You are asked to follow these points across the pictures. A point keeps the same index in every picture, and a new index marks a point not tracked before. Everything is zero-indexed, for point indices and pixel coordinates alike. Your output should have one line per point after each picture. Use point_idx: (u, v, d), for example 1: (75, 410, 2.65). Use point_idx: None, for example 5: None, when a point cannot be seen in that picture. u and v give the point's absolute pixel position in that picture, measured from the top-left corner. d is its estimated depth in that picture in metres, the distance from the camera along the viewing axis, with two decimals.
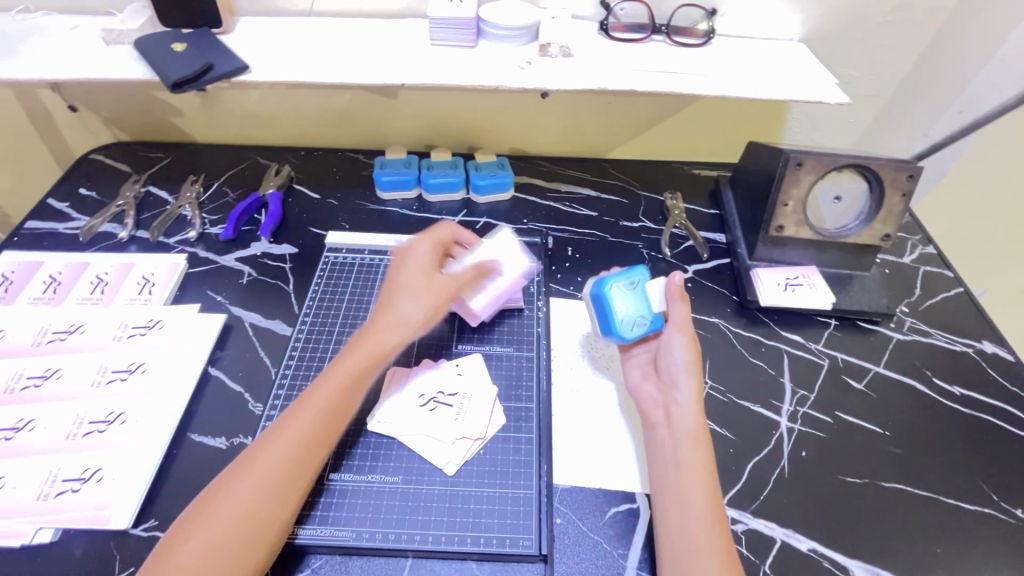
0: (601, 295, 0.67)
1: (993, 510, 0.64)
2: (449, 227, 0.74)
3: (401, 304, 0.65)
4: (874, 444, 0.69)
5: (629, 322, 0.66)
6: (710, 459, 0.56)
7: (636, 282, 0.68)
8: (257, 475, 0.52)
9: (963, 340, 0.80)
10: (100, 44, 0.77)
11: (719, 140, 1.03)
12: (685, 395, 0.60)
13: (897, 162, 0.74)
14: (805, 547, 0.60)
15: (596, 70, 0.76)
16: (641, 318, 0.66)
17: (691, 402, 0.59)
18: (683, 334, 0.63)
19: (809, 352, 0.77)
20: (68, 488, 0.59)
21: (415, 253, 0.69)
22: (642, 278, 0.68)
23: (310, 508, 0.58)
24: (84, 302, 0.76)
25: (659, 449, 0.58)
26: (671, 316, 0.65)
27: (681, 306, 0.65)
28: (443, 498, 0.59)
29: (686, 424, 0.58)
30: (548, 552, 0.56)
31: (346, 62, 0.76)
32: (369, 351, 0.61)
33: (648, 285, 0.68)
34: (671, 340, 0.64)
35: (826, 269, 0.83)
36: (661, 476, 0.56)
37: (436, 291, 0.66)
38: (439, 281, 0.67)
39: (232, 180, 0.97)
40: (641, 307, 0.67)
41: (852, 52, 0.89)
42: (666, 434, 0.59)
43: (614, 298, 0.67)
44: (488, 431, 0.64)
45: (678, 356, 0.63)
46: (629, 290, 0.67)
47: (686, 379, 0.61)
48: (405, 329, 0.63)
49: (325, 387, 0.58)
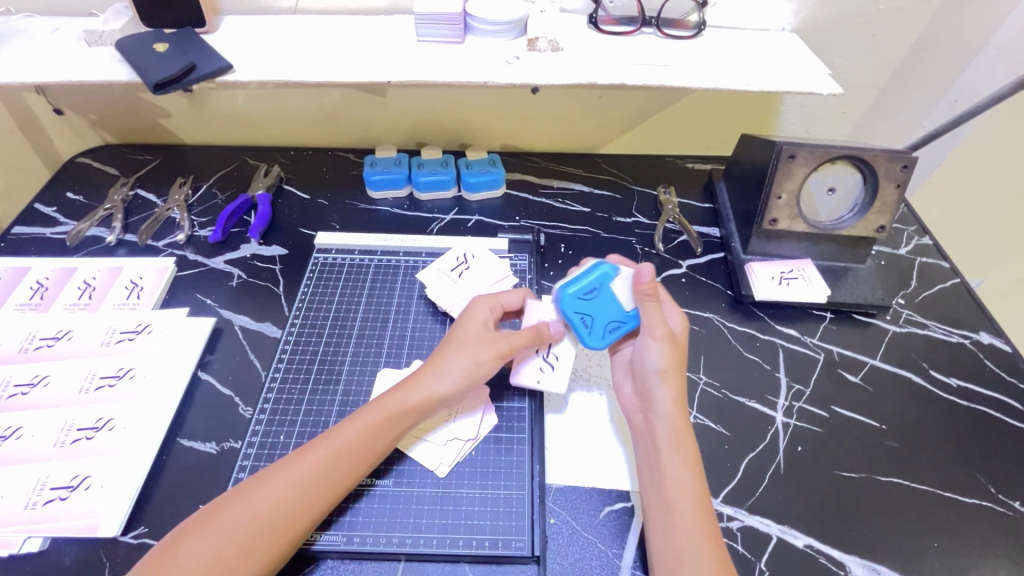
0: (563, 308, 0.63)
1: (991, 503, 0.63)
2: (519, 293, 0.68)
3: (450, 360, 0.60)
4: (870, 438, 0.68)
5: (600, 330, 0.63)
6: (694, 460, 0.56)
7: (600, 284, 0.63)
8: (260, 501, 0.50)
9: (959, 331, 0.79)
10: (82, 46, 0.76)
11: (712, 133, 1.02)
12: (661, 400, 0.59)
13: (891, 152, 0.73)
14: (801, 544, 0.60)
15: (585, 65, 0.76)
16: (613, 321, 0.63)
17: (669, 404, 0.58)
18: (659, 341, 0.60)
19: (804, 346, 0.76)
20: (56, 496, 0.58)
21: (475, 311, 0.64)
22: (606, 279, 0.64)
23: (338, 514, 0.57)
24: (71, 307, 0.75)
25: (645, 454, 0.58)
26: (645, 321, 0.61)
27: (650, 306, 0.61)
28: (434, 501, 0.59)
29: (667, 427, 0.57)
30: (541, 553, 0.55)
31: (333, 60, 0.75)
32: (407, 403, 0.57)
33: (614, 284, 0.64)
34: (644, 345, 0.61)
35: (821, 262, 0.82)
36: (647, 481, 0.56)
37: (489, 349, 0.61)
38: (495, 340, 0.61)
39: (221, 181, 0.96)
40: (609, 311, 0.63)
41: (844, 42, 0.88)
42: (649, 438, 0.58)
43: (578, 310, 0.63)
44: (479, 432, 0.63)
45: (651, 361, 0.60)
46: (592, 295, 0.63)
47: (659, 383, 0.59)
48: (445, 387, 0.59)
49: (350, 428, 0.56)
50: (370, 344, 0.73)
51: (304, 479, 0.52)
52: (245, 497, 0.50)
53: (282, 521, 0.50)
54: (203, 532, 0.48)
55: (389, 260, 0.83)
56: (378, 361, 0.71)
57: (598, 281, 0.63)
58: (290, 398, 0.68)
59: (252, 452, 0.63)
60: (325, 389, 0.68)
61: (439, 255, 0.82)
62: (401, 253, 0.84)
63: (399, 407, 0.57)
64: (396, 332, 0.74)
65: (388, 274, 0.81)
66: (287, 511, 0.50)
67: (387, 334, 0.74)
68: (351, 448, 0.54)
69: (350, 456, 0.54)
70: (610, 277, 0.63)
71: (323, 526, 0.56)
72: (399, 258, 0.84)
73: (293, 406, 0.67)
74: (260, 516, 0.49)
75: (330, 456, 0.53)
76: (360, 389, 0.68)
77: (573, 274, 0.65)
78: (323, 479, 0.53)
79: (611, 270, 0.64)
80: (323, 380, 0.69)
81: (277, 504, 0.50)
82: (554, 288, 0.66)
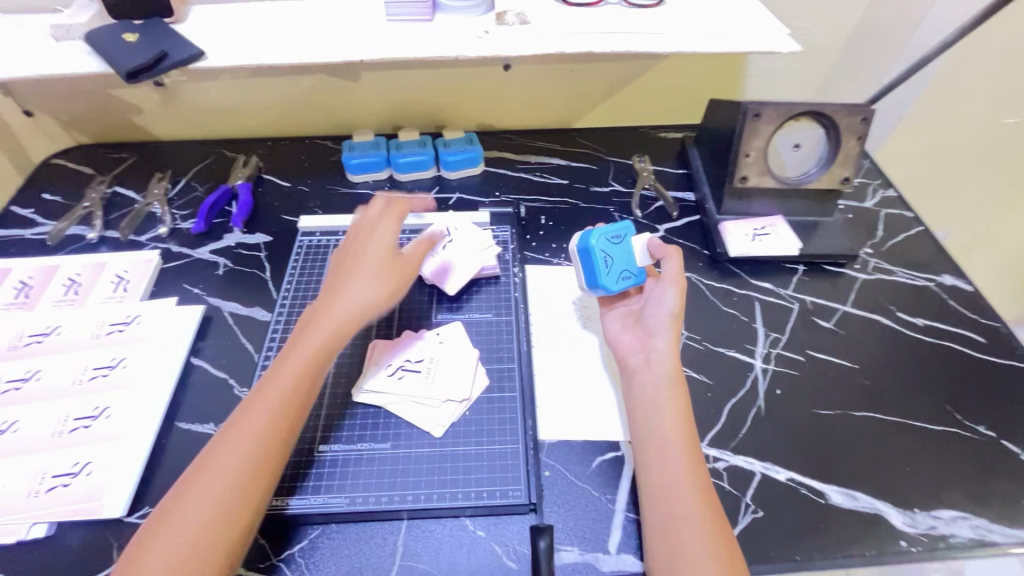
0: (592, 246, 0.68)
1: (957, 429, 0.67)
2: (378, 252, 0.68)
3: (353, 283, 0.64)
4: (843, 377, 0.72)
5: (616, 275, 0.68)
6: (687, 402, 0.59)
7: (624, 235, 0.70)
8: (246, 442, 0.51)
9: (924, 275, 0.83)
10: (49, 41, 0.76)
11: (682, 101, 1.04)
12: (663, 345, 0.63)
13: (851, 106, 0.77)
14: (783, 477, 0.63)
15: (554, 36, 0.77)
16: (627, 271, 0.69)
17: (669, 349, 0.62)
18: (676, 288, 0.65)
19: (778, 298, 0.80)
20: (58, 483, 0.59)
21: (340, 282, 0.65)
22: (629, 231, 0.70)
23: (313, 479, 0.59)
24: (58, 304, 0.75)
25: (641, 392, 0.60)
26: (664, 272, 0.67)
27: (673, 260, 0.67)
28: (433, 459, 0.61)
29: (664, 369, 0.61)
30: (537, 501, 0.58)
31: (305, 43, 0.76)
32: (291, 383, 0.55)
33: (634, 239, 0.70)
34: (661, 293, 0.66)
35: (792, 217, 0.86)
36: (641, 418, 0.59)
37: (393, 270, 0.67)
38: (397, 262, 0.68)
39: (200, 174, 0.96)
40: (627, 261, 0.69)
41: (802, 4, 0.91)
42: (645, 378, 0.61)
43: (604, 250, 0.68)
44: (471, 393, 0.65)
45: (666, 307, 0.65)
46: (616, 241, 0.69)
47: (667, 328, 0.63)
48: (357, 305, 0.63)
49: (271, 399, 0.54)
50: None
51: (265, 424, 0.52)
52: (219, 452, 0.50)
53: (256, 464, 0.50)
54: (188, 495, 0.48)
55: None
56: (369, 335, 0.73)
57: (622, 232, 0.70)
58: None
59: None
60: None
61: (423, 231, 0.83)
62: None
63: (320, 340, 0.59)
64: None
65: None
66: (262, 457, 0.51)
67: None
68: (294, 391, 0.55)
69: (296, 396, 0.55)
70: (632, 231, 0.70)
71: (310, 488, 0.58)
72: None
73: None
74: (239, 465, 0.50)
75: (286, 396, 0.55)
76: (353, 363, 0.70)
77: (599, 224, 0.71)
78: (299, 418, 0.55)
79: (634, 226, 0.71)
80: None
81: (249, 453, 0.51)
82: (580, 231, 0.71)
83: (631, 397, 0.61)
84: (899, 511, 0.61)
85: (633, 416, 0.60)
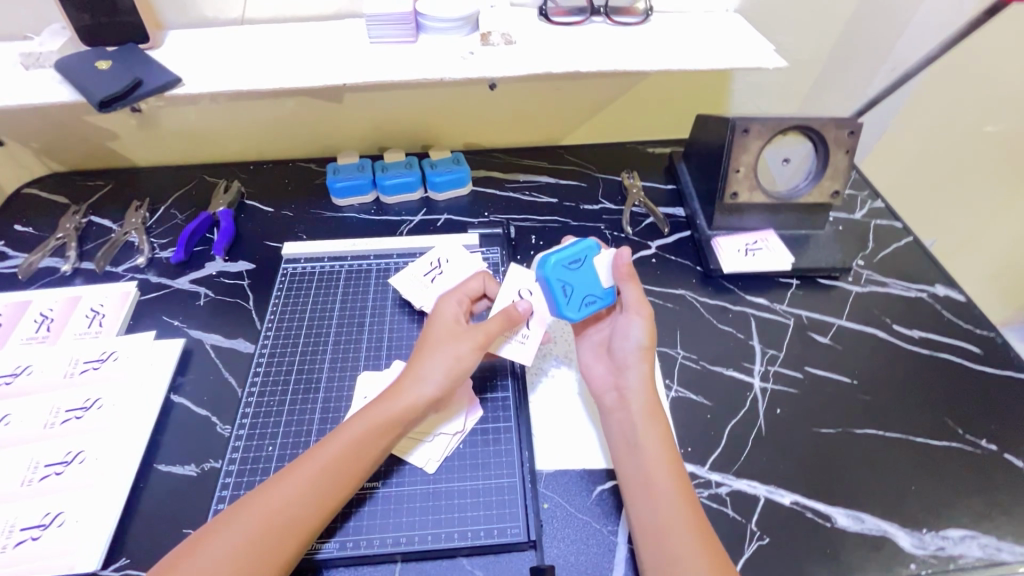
0: (547, 275, 0.62)
1: (960, 443, 0.66)
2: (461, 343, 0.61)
3: (430, 361, 0.59)
4: (843, 394, 0.70)
5: (578, 302, 0.63)
6: (668, 435, 0.57)
7: (584, 257, 0.64)
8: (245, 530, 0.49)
9: (917, 286, 0.83)
10: (19, 70, 0.73)
11: (669, 117, 1.04)
12: (636, 377, 0.60)
13: (838, 120, 0.77)
14: (788, 501, 0.61)
15: (540, 55, 0.77)
16: (592, 295, 0.64)
17: (642, 381, 0.60)
18: (642, 317, 0.63)
19: (774, 313, 0.79)
20: (27, 537, 0.56)
21: (415, 372, 0.59)
22: (589, 252, 0.64)
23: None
24: (29, 342, 0.72)
25: (619, 431, 0.58)
26: (626, 301, 0.64)
27: (630, 286, 0.64)
28: (427, 497, 0.58)
29: (640, 402, 0.59)
30: (537, 537, 0.56)
31: (286, 67, 0.74)
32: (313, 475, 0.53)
33: (594, 259, 0.65)
34: (627, 323, 0.63)
35: (783, 231, 0.85)
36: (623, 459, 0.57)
37: (467, 341, 0.61)
38: (473, 331, 0.61)
39: (179, 201, 0.93)
40: (590, 284, 0.64)
41: (784, 20, 0.92)
42: (623, 416, 0.59)
43: (563, 279, 0.62)
44: (465, 425, 0.63)
45: (634, 338, 0.62)
46: (576, 266, 0.63)
47: (638, 360, 0.61)
48: (430, 389, 0.58)
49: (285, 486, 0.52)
50: (348, 350, 0.72)
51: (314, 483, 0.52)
52: (264, 497, 0.51)
53: (297, 521, 0.51)
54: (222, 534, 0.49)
55: (361, 264, 0.82)
56: (357, 366, 0.70)
57: (582, 254, 0.64)
58: (270, 411, 0.66)
59: (235, 469, 0.61)
60: (305, 399, 0.67)
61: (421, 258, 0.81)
62: (373, 256, 0.83)
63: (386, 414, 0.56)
64: (374, 335, 0.74)
65: (361, 279, 0.80)
66: (294, 527, 0.50)
67: (364, 338, 0.73)
68: (344, 456, 0.54)
69: (348, 462, 0.54)
70: (593, 251, 0.64)
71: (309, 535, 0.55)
72: (371, 261, 0.83)
73: (273, 419, 0.65)
74: (280, 514, 0.50)
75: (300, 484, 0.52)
76: (342, 396, 0.67)
77: (557, 245, 0.65)
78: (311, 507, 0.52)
79: (594, 245, 0.65)
80: (301, 390, 0.68)
81: (294, 509, 0.51)
82: (536, 257, 0.64)
83: (611, 437, 0.59)
84: (906, 532, 0.60)
85: (615, 457, 0.58)
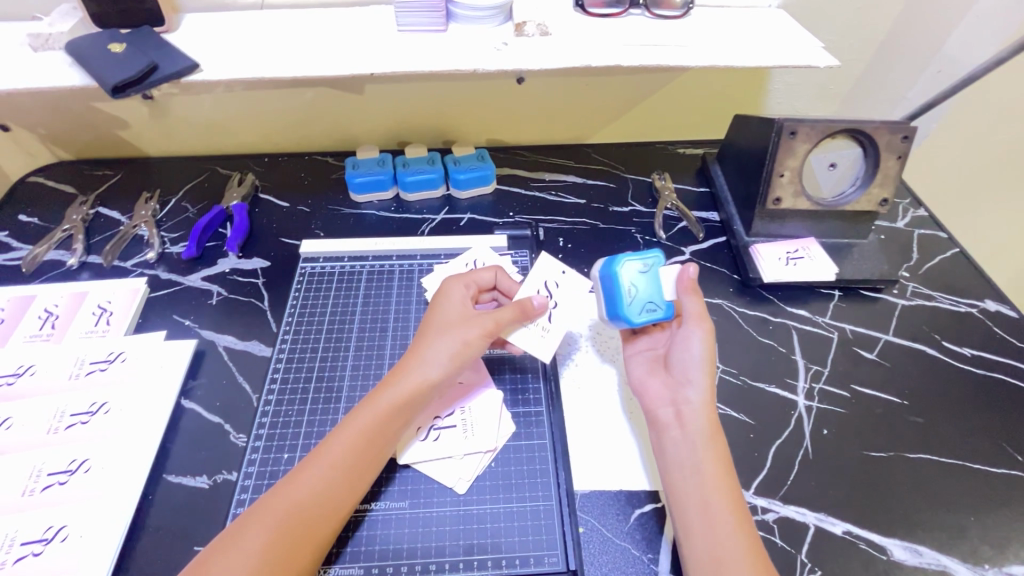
0: (613, 274, 0.61)
1: (1020, 471, 0.62)
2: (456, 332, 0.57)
3: (433, 344, 0.57)
4: (893, 415, 0.66)
5: (639, 307, 0.61)
6: (726, 460, 0.53)
7: (653, 264, 0.62)
8: (259, 535, 0.45)
9: (966, 300, 0.78)
10: (27, 51, 0.69)
11: (703, 116, 1.00)
12: (697, 393, 0.56)
13: (891, 124, 0.72)
14: (840, 530, 0.57)
15: (577, 48, 0.72)
16: (653, 304, 0.61)
17: (704, 400, 0.55)
18: (703, 329, 0.58)
19: (816, 326, 0.75)
20: (28, 552, 0.52)
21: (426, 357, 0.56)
22: (658, 260, 0.62)
23: None
24: (33, 339, 0.68)
25: (671, 451, 0.54)
26: (686, 311, 0.60)
27: (693, 298, 0.60)
28: (456, 521, 0.55)
29: (699, 422, 0.54)
30: (577, 566, 0.52)
31: (309, 54, 0.70)
32: (332, 467, 0.50)
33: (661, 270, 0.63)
34: (687, 335, 0.58)
35: (825, 240, 0.81)
36: (676, 482, 0.52)
37: (471, 327, 0.57)
38: (477, 318, 0.58)
39: (191, 193, 0.89)
40: (654, 293, 0.61)
41: (830, 17, 0.87)
42: (678, 436, 0.54)
43: (628, 278, 0.61)
44: (498, 442, 0.60)
45: (695, 352, 0.58)
46: (644, 271, 0.61)
47: (700, 376, 0.56)
48: (431, 373, 0.55)
49: (301, 485, 0.48)
50: (370, 355, 0.68)
51: (332, 476, 0.50)
52: (284, 490, 0.48)
53: (321, 515, 0.48)
54: (250, 529, 0.46)
55: (382, 265, 0.79)
56: (380, 375, 0.66)
57: (652, 261, 0.62)
58: (288, 421, 0.62)
59: (251, 483, 0.58)
60: (326, 408, 0.64)
61: (461, 256, 0.78)
62: (395, 257, 0.80)
63: (396, 397, 0.54)
64: (397, 341, 0.70)
65: (382, 281, 0.77)
66: (318, 524, 0.48)
67: (388, 344, 0.69)
68: (352, 449, 0.51)
69: (357, 456, 0.51)
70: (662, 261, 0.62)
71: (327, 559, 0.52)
72: (392, 262, 0.79)
73: (292, 429, 0.62)
74: (299, 514, 0.47)
75: (315, 483, 0.49)
76: None
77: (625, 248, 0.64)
78: (329, 502, 0.49)
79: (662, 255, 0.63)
80: (322, 399, 0.64)
81: (324, 498, 0.49)
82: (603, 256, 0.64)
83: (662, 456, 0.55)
84: (967, 567, 0.56)
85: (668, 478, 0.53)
